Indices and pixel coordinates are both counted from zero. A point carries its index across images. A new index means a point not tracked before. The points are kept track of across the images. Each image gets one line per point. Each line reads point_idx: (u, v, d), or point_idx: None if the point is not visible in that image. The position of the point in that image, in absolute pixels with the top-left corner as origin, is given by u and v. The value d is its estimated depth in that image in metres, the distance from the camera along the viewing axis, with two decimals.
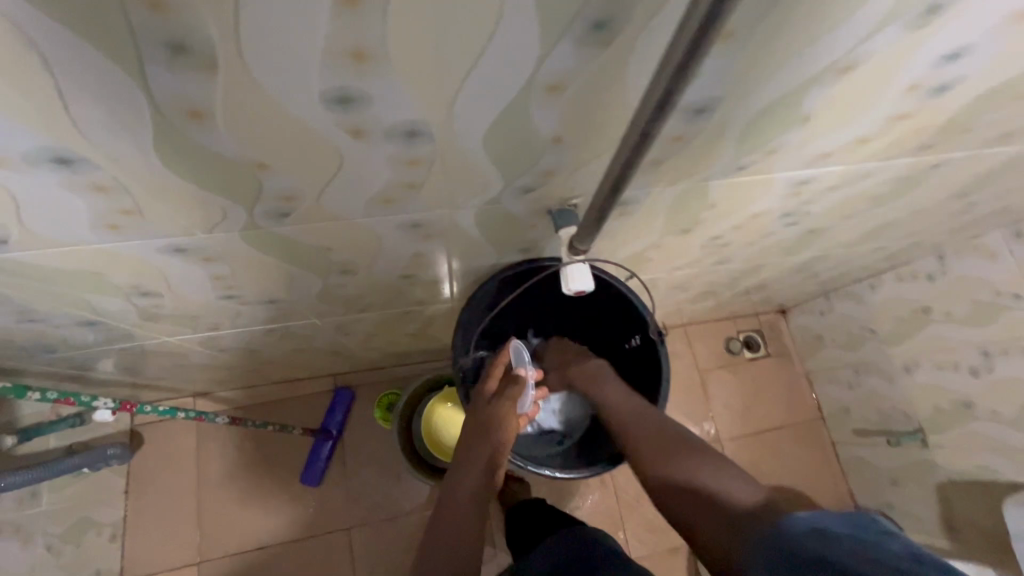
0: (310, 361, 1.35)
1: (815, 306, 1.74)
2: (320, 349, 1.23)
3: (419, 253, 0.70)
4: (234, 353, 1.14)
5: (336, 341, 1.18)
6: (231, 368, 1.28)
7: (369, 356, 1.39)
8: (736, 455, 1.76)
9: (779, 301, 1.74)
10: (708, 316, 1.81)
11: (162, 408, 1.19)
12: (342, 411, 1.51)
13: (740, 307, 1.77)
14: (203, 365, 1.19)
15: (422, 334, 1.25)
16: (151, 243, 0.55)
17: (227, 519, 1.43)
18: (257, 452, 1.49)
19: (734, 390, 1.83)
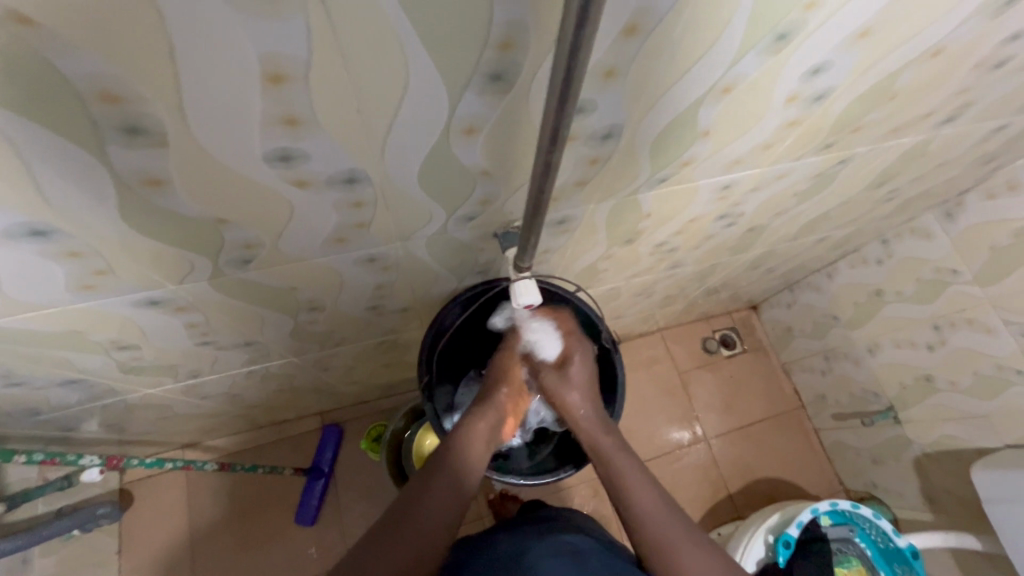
0: (295, 400, 1.38)
1: (781, 299, 1.82)
2: (304, 387, 1.26)
3: (381, 285, 0.75)
4: (218, 400, 1.17)
5: (318, 378, 1.21)
6: (217, 415, 1.30)
7: (354, 390, 1.43)
8: (724, 451, 1.81)
9: (747, 297, 1.81)
10: (682, 318, 1.87)
11: (150, 461, 1.21)
12: (332, 447, 1.53)
13: (711, 307, 1.84)
14: (189, 415, 1.21)
15: (403, 362, 1.29)
16: (125, 299, 0.59)
17: (224, 569, 1.43)
18: (250, 498, 1.50)
19: (715, 388, 1.88)
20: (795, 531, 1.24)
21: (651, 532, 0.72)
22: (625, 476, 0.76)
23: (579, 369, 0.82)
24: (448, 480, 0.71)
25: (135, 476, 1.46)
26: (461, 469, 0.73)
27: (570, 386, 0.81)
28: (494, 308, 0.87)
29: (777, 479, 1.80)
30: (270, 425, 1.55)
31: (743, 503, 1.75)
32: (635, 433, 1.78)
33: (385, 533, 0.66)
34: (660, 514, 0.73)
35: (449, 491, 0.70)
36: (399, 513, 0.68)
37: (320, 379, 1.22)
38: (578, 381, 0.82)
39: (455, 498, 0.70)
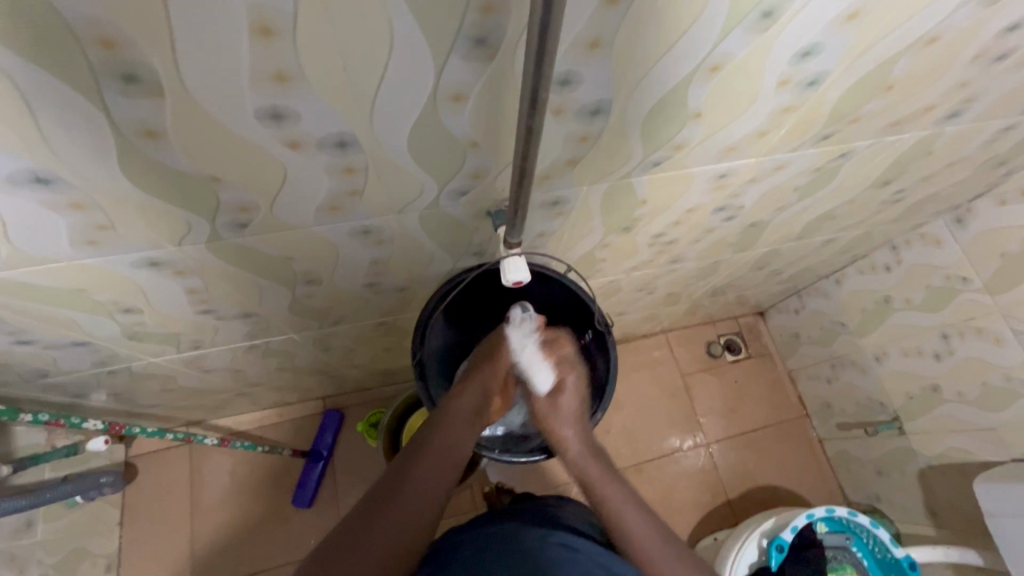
0: (297, 381, 1.41)
1: (789, 305, 1.81)
2: (307, 368, 1.29)
3: (377, 260, 0.77)
4: (221, 375, 1.19)
5: (320, 360, 1.24)
6: (219, 391, 1.33)
7: (355, 375, 1.45)
8: (723, 456, 1.80)
9: (753, 301, 1.80)
10: (686, 321, 1.87)
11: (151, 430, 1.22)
12: (332, 432, 1.55)
13: (716, 311, 1.84)
14: (193, 389, 1.24)
15: (402, 348, 1.31)
16: (128, 258, 0.61)
17: (219, 544, 1.46)
18: (250, 477, 1.52)
19: (718, 392, 1.89)
20: (790, 536, 1.22)
21: (634, 539, 0.72)
22: (608, 501, 0.76)
23: (571, 399, 0.83)
24: (434, 462, 0.72)
25: (140, 449, 1.51)
26: (445, 450, 0.73)
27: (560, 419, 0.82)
28: (488, 281, 0.85)
29: (777, 487, 1.78)
30: (274, 406, 1.59)
31: (742, 509, 1.73)
32: (635, 433, 1.78)
33: (372, 515, 0.66)
34: (642, 528, 0.73)
35: (433, 471, 0.72)
36: (382, 497, 0.68)
37: (322, 359, 1.24)
38: (570, 413, 0.82)
39: (440, 476, 0.72)
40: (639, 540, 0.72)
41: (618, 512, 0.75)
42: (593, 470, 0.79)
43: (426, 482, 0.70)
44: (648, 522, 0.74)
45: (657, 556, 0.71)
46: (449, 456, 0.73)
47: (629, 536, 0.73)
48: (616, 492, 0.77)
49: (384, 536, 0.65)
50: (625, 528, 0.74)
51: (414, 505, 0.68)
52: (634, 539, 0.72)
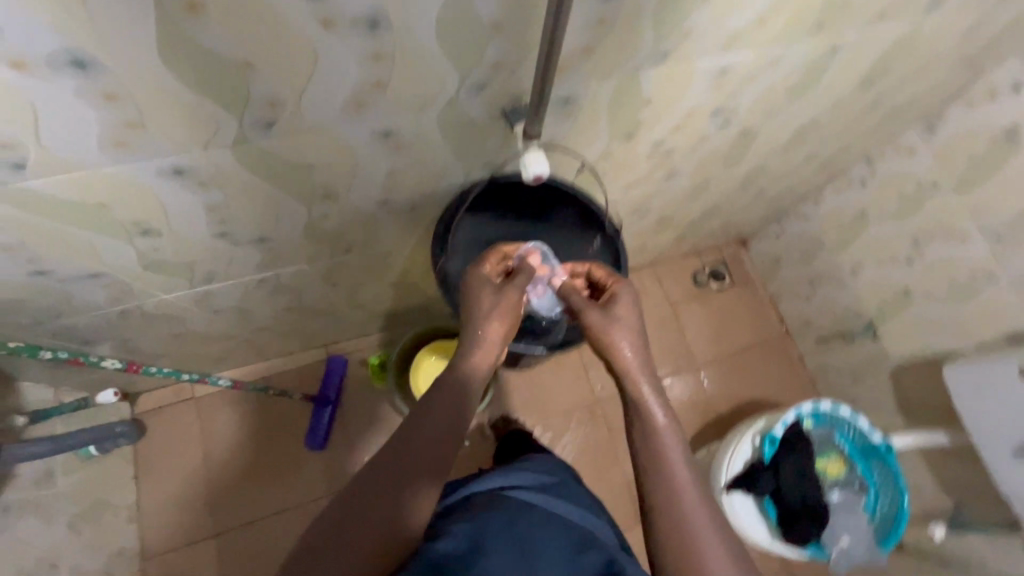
0: (302, 325, 1.42)
1: (770, 231, 1.89)
2: (313, 308, 1.30)
3: (393, 171, 0.78)
4: (229, 317, 1.19)
5: (326, 297, 1.25)
6: (225, 338, 1.33)
7: (359, 316, 1.48)
8: (712, 376, 1.91)
9: (736, 229, 1.88)
10: (672, 252, 1.94)
11: (168, 372, 1.21)
12: (338, 378, 1.57)
13: (701, 240, 1.91)
14: (201, 334, 1.25)
15: (406, 283, 1.33)
16: (153, 165, 0.61)
17: (238, 491, 1.50)
18: (260, 425, 1.56)
19: (705, 319, 1.98)
20: (780, 430, 1.32)
21: (676, 510, 0.69)
22: (655, 441, 0.74)
23: (626, 317, 0.82)
24: (448, 412, 0.72)
25: (147, 405, 1.52)
26: (460, 398, 0.74)
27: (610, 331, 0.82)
28: (503, 198, 0.93)
29: (762, 401, 1.90)
30: (277, 356, 1.61)
31: (731, 422, 1.86)
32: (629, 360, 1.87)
33: (389, 462, 0.67)
34: (686, 490, 0.71)
35: (447, 423, 0.71)
36: (395, 449, 0.68)
37: (328, 297, 1.26)
38: (625, 325, 0.81)
39: (450, 425, 0.71)
40: (678, 502, 0.70)
41: (663, 463, 0.72)
42: (651, 418, 0.76)
43: (442, 430, 0.70)
44: (692, 484, 0.72)
45: (694, 529, 0.68)
46: (461, 406, 0.74)
47: (673, 501, 0.70)
48: (673, 457, 0.73)
49: (402, 493, 0.65)
50: (666, 487, 0.71)
51: (426, 458, 0.68)
52: (675, 505, 0.69)
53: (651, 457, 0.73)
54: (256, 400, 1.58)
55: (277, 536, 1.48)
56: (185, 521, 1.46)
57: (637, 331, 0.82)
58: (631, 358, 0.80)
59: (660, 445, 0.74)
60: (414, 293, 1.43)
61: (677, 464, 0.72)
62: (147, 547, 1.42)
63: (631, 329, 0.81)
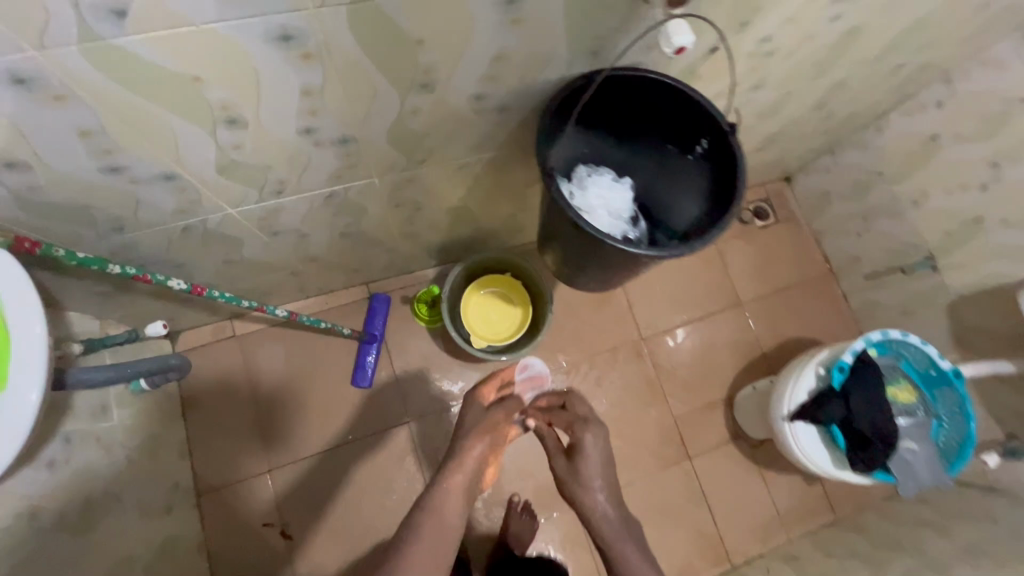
0: (352, 258, 1.38)
1: (819, 165, 1.83)
2: (368, 236, 1.25)
3: (501, 55, 0.72)
4: (286, 244, 1.14)
5: (384, 222, 1.20)
6: (276, 269, 1.29)
7: (409, 249, 1.43)
8: (755, 315, 1.88)
9: (785, 164, 1.82)
10: None
11: (227, 296, 1.08)
12: (382, 315, 1.58)
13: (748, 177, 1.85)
14: (255, 263, 1.20)
15: (464, 211, 1.28)
16: (263, 22, 0.55)
17: (286, 428, 1.53)
18: (304, 363, 1.57)
19: (749, 256, 1.93)
20: (849, 359, 1.30)
21: None
22: (618, 552, 1.03)
23: (591, 462, 1.12)
24: (433, 520, 0.96)
25: (188, 344, 1.53)
26: (444, 495, 1.00)
27: (586, 481, 1.10)
28: (600, 112, 0.94)
29: (806, 339, 1.89)
30: (319, 292, 1.59)
31: (775, 360, 1.85)
32: (670, 300, 1.85)
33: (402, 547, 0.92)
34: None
35: (438, 532, 0.94)
36: (395, 554, 0.91)
37: (385, 222, 1.20)
38: (594, 468, 1.11)
39: (439, 552, 0.93)
40: None
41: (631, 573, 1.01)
42: (620, 551, 1.03)
43: (427, 556, 0.91)
44: (647, 565, 1.02)
45: None
46: (445, 532, 0.95)
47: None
48: (636, 559, 1.02)
49: None
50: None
51: (424, 564, 0.91)
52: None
53: (614, 552, 1.03)
54: (298, 338, 1.58)
55: (327, 471, 1.52)
56: (237, 459, 1.50)
57: (603, 467, 1.12)
58: (600, 454, 1.13)
59: (622, 555, 1.03)
60: (467, 223, 1.38)
61: (633, 555, 1.03)
62: (202, 482, 1.47)
63: (599, 460, 1.12)
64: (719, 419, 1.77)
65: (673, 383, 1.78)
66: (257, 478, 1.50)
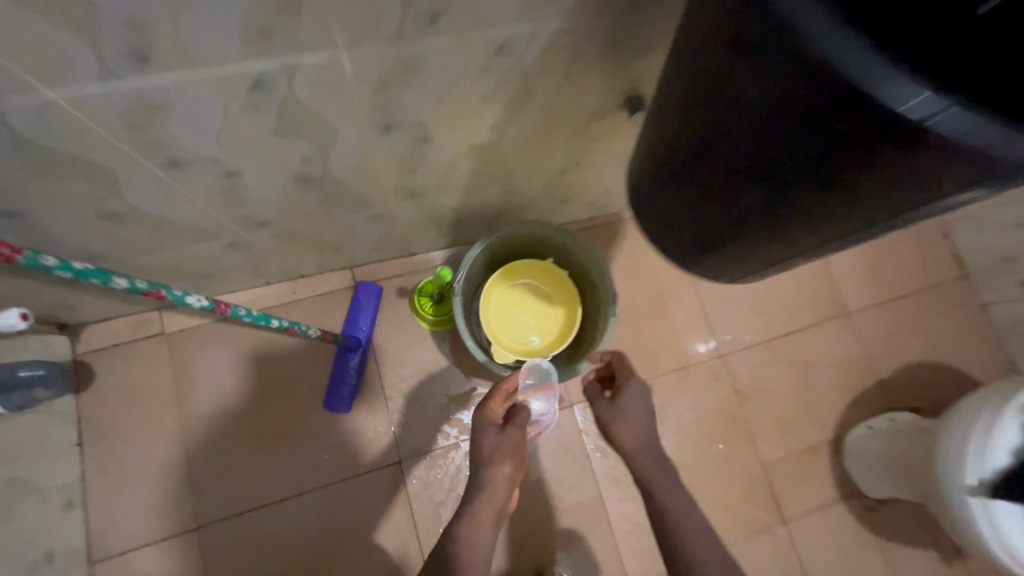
0: (322, 228, 0.95)
1: None
2: (342, 187, 0.80)
3: None
4: (203, 193, 0.72)
5: (366, 163, 0.76)
6: (203, 238, 0.86)
7: (407, 219, 1.00)
8: (870, 327, 1.42)
9: None
10: None
11: (84, 266, 0.61)
12: (369, 314, 1.17)
13: None
14: (160, 225, 0.78)
15: (490, 158, 0.85)
16: None
17: (226, 465, 1.11)
18: (258, 375, 1.15)
19: (859, 252, 1.46)
20: None
21: None
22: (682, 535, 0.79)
23: (633, 399, 0.90)
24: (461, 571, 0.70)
25: (94, 345, 1.11)
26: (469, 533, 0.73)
27: (628, 424, 0.89)
28: None
29: (938, 364, 1.41)
30: (283, 278, 1.18)
31: (898, 391, 1.38)
32: (756, 306, 1.39)
33: None
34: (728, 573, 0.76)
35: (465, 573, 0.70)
36: None
37: (370, 163, 0.76)
38: (635, 412, 0.90)
39: None
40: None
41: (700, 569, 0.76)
42: (684, 523, 0.80)
43: None
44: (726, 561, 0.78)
45: None
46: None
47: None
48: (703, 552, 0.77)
49: None
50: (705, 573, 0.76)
51: None
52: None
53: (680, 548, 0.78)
54: (252, 340, 1.16)
55: (283, 527, 1.10)
56: (157, 507, 1.08)
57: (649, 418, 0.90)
58: (639, 437, 0.88)
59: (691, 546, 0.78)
60: (494, 179, 0.93)
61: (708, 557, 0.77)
62: (102, 540, 1.05)
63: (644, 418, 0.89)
64: (823, 468, 1.31)
65: (759, 416, 1.32)
66: (182, 535, 1.07)
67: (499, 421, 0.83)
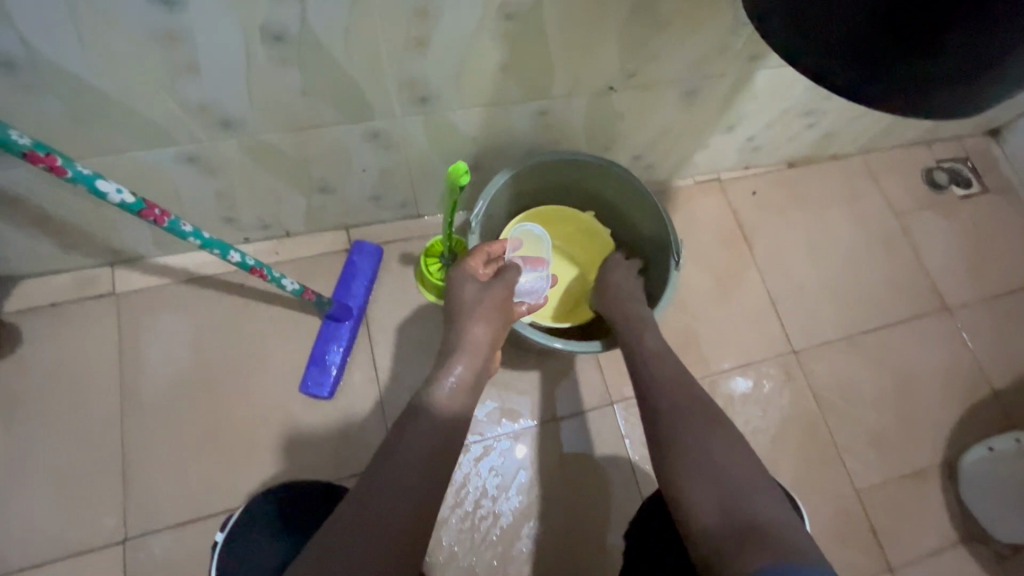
0: (305, 147, 0.75)
1: None
2: (329, 68, 0.61)
3: None
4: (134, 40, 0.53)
5: (357, 23, 0.57)
6: (149, 139, 0.67)
7: (414, 145, 0.80)
8: (975, 326, 1.15)
9: None
10: (900, 133, 1.21)
11: None
12: (365, 283, 0.96)
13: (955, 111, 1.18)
14: (83, 99, 0.59)
15: (522, 42, 0.65)
16: None
17: (170, 463, 0.87)
18: (223, 353, 0.92)
19: (953, 237, 1.22)
20: None
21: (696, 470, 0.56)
22: (668, 405, 0.64)
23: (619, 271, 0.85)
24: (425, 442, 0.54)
25: (26, 304, 0.90)
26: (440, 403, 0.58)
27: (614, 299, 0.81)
28: None
29: None
30: (263, 236, 0.97)
31: (1017, 406, 1.10)
32: (834, 295, 1.14)
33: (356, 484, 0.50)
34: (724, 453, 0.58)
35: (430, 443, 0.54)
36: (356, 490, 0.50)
37: (357, 22, 0.56)
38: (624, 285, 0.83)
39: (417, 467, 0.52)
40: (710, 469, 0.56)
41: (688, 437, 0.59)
42: (672, 389, 0.66)
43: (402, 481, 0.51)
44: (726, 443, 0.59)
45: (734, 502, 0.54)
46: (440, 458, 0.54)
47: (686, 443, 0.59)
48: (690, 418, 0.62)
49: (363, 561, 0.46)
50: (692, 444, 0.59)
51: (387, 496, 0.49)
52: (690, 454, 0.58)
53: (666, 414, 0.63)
54: (218, 311, 0.94)
55: None
56: (78, 513, 0.83)
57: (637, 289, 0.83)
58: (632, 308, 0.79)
59: (679, 417, 0.62)
60: (524, 89, 0.73)
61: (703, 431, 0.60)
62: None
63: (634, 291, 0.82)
64: (931, 501, 1.02)
65: (844, 429, 1.05)
66: (103, 553, 0.82)
67: (482, 279, 0.70)
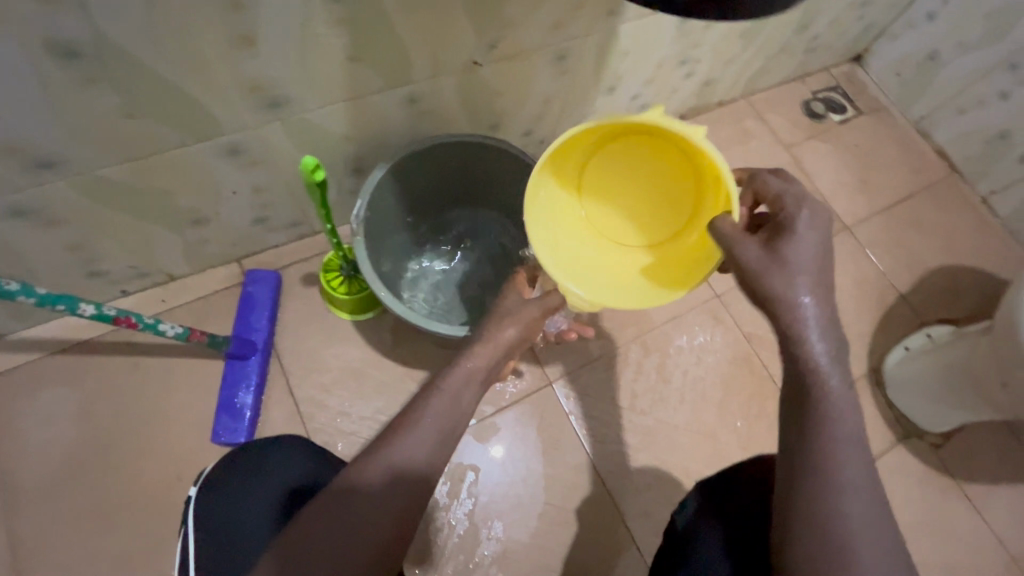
0: (153, 176, 0.68)
1: (916, 13, 1.23)
2: (148, 81, 0.56)
3: None
4: None
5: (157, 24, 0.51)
6: None
7: (282, 155, 0.74)
8: (872, 239, 1.22)
9: (868, 15, 1.22)
10: (774, 72, 1.27)
11: None
12: (267, 310, 0.88)
13: (817, 44, 1.24)
14: None
15: (361, 25, 0.61)
16: None
17: (74, 553, 0.77)
18: (118, 420, 0.83)
19: (839, 161, 1.29)
20: None
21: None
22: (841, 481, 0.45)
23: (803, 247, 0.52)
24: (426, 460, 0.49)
25: None
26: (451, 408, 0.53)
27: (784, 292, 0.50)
28: None
29: (955, 269, 1.21)
30: (143, 285, 0.87)
31: (922, 306, 1.17)
32: None
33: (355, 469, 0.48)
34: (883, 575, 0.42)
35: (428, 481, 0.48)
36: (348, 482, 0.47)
37: (162, 24, 0.51)
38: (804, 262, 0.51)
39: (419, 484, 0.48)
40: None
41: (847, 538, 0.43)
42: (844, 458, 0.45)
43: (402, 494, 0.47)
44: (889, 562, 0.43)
45: None
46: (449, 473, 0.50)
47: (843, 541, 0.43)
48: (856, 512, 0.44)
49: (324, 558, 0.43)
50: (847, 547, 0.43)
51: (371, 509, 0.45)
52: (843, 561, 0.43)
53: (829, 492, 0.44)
54: (106, 376, 0.84)
55: None
56: None
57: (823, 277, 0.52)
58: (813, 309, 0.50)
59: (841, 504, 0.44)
60: (381, 76, 0.69)
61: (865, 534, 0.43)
62: None
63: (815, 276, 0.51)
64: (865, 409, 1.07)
65: None
66: None
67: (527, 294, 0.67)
